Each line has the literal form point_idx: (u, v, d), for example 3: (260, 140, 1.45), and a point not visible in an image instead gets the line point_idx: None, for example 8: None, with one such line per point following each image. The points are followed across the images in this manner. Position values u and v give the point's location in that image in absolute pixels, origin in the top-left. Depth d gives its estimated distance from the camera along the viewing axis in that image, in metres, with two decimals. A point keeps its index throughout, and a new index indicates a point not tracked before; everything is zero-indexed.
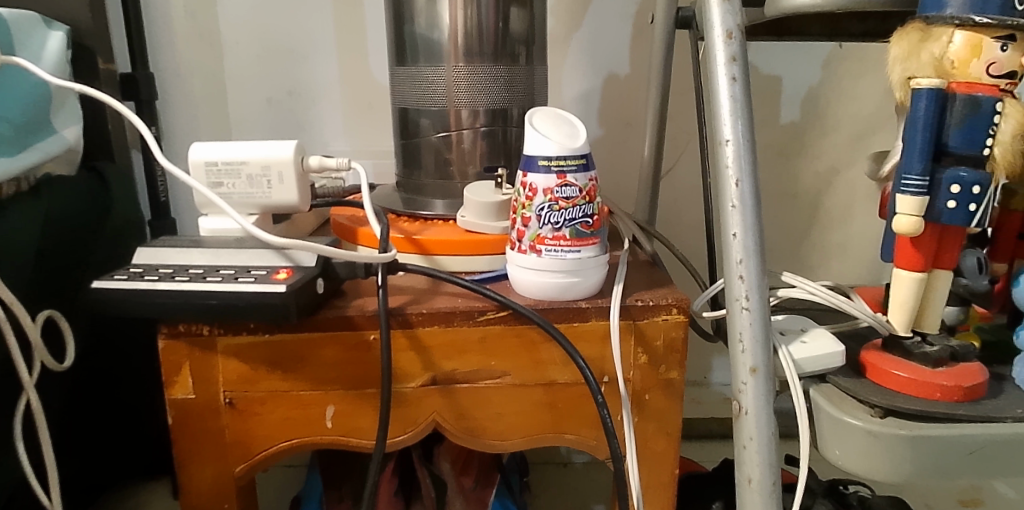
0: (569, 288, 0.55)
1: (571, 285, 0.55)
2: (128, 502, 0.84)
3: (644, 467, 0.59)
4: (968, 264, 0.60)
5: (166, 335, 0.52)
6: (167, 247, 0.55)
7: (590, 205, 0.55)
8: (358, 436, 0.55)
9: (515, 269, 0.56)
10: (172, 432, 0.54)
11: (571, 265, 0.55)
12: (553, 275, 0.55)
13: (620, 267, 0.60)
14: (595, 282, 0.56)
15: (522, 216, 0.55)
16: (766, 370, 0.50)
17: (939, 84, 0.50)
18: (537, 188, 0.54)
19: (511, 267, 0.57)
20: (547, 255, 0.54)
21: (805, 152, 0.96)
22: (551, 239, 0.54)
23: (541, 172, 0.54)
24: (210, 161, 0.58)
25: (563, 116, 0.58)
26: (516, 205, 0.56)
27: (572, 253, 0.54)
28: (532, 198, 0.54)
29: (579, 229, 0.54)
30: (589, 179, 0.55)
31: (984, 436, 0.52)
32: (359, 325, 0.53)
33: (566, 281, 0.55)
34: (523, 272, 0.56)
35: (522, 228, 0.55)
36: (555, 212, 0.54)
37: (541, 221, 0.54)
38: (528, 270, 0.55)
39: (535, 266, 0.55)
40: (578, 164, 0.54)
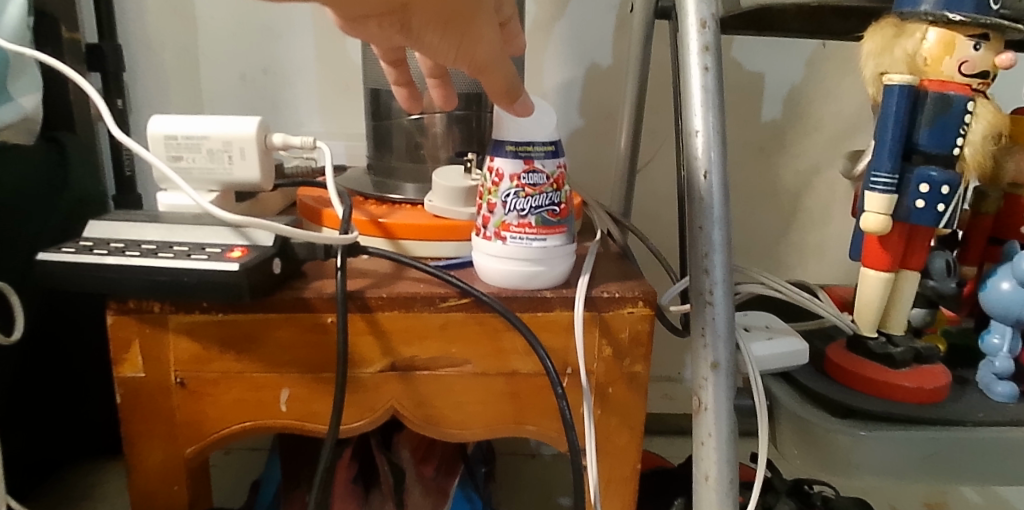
0: (534, 277, 0.54)
1: (535, 274, 0.54)
2: (83, 481, 0.83)
3: (604, 460, 0.59)
4: (936, 266, 0.61)
5: (115, 311, 0.51)
6: (123, 222, 0.54)
7: (557, 192, 0.53)
8: (312, 421, 0.54)
9: (480, 256, 0.55)
10: (121, 411, 0.53)
11: (537, 253, 0.53)
12: (517, 263, 0.54)
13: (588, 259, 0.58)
14: (562, 272, 0.55)
15: (487, 202, 0.54)
16: (728, 366, 0.49)
17: (911, 81, 0.49)
18: (504, 173, 0.53)
19: (477, 254, 0.56)
20: (512, 242, 0.53)
21: (785, 151, 0.95)
22: (517, 227, 0.53)
23: (509, 157, 0.53)
24: (169, 134, 0.57)
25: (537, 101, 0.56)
26: (483, 190, 0.55)
27: (538, 241, 0.53)
28: (498, 184, 0.53)
29: (546, 217, 0.53)
30: (558, 167, 0.54)
31: (944, 439, 0.51)
32: (317, 307, 0.52)
33: (531, 271, 0.54)
34: (488, 259, 0.55)
35: (488, 214, 0.54)
36: (521, 199, 0.53)
37: (506, 208, 0.53)
38: (493, 257, 0.54)
39: (500, 253, 0.54)
40: (547, 150, 0.53)
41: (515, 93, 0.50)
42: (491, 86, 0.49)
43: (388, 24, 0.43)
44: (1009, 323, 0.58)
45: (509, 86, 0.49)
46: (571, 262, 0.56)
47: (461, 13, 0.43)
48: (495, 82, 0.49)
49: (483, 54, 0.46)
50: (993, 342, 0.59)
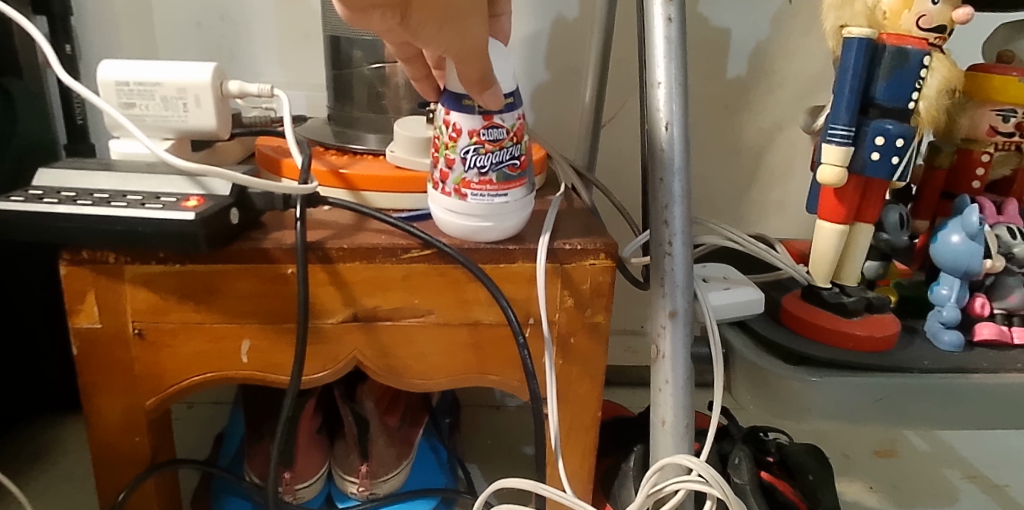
0: (491, 232, 0.54)
1: (491, 229, 0.53)
2: (43, 436, 0.82)
3: (565, 409, 0.60)
4: (890, 219, 0.63)
5: (69, 261, 0.49)
6: (73, 170, 0.52)
7: (517, 145, 0.52)
8: (275, 372, 0.54)
9: (439, 210, 0.53)
10: (78, 362, 0.52)
11: (496, 209, 0.52)
12: (477, 220, 0.53)
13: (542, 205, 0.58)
14: (520, 222, 0.55)
15: (445, 157, 0.52)
16: (685, 315, 0.50)
17: (869, 33, 0.49)
18: (462, 128, 0.50)
19: (435, 208, 0.54)
20: (473, 200, 0.52)
21: (749, 107, 0.96)
22: (477, 185, 0.51)
23: (469, 113, 0.50)
24: (121, 80, 0.55)
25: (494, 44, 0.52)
26: (440, 143, 0.52)
27: (501, 197, 0.52)
28: (457, 139, 0.51)
29: (507, 172, 0.52)
30: (516, 119, 0.52)
31: (890, 384, 0.54)
32: (277, 258, 0.51)
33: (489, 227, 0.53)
34: (448, 215, 0.53)
35: (446, 169, 0.52)
36: (482, 155, 0.51)
37: (466, 164, 0.51)
38: (452, 212, 0.53)
39: (460, 209, 0.52)
40: (507, 102, 0.50)
41: (489, 81, 0.48)
42: (465, 72, 0.47)
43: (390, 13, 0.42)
44: (957, 276, 0.60)
45: (484, 74, 0.47)
46: (528, 211, 0.55)
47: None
48: (470, 67, 0.46)
49: (462, 43, 0.44)
50: (941, 293, 0.61)
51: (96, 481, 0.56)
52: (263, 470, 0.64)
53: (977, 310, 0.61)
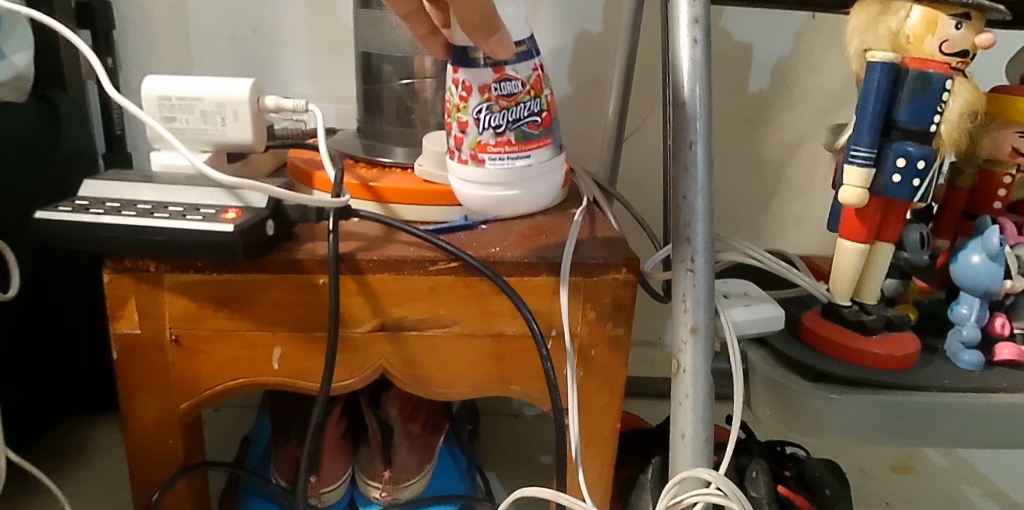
0: (511, 198, 0.57)
1: (512, 193, 0.57)
2: (76, 436, 0.84)
3: (586, 420, 0.61)
4: (910, 238, 0.63)
5: (111, 269, 0.52)
6: (116, 181, 0.55)
7: (535, 100, 0.55)
8: (304, 378, 0.56)
9: (457, 180, 0.57)
10: (117, 366, 0.54)
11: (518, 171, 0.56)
12: (496, 184, 0.56)
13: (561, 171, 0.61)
14: (540, 188, 0.58)
15: (460, 121, 0.55)
16: (706, 331, 0.51)
17: (892, 58, 0.50)
18: (473, 87, 0.54)
19: (454, 180, 0.58)
20: (491, 164, 0.55)
21: (771, 121, 0.97)
22: (495, 146, 0.54)
23: (478, 68, 0.54)
24: (164, 95, 0.57)
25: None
26: (452, 108, 0.56)
27: (522, 159, 0.55)
28: (469, 100, 0.54)
29: (526, 130, 0.55)
30: (531, 70, 0.55)
31: (908, 403, 0.54)
32: (309, 269, 0.53)
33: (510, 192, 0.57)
34: (466, 184, 0.57)
35: (461, 134, 0.55)
36: (495, 113, 0.54)
37: (480, 125, 0.54)
38: (472, 179, 0.56)
39: (479, 174, 0.56)
40: (518, 53, 0.54)
41: (493, 28, 0.49)
42: (468, 17, 0.47)
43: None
44: (977, 295, 0.61)
45: (486, 19, 0.48)
46: (548, 178, 0.59)
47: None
48: (470, 11, 0.47)
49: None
50: (962, 312, 0.61)
51: (130, 481, 0.58)
52: (290, 473, 0.66)
53: (997, 329, 0.62)
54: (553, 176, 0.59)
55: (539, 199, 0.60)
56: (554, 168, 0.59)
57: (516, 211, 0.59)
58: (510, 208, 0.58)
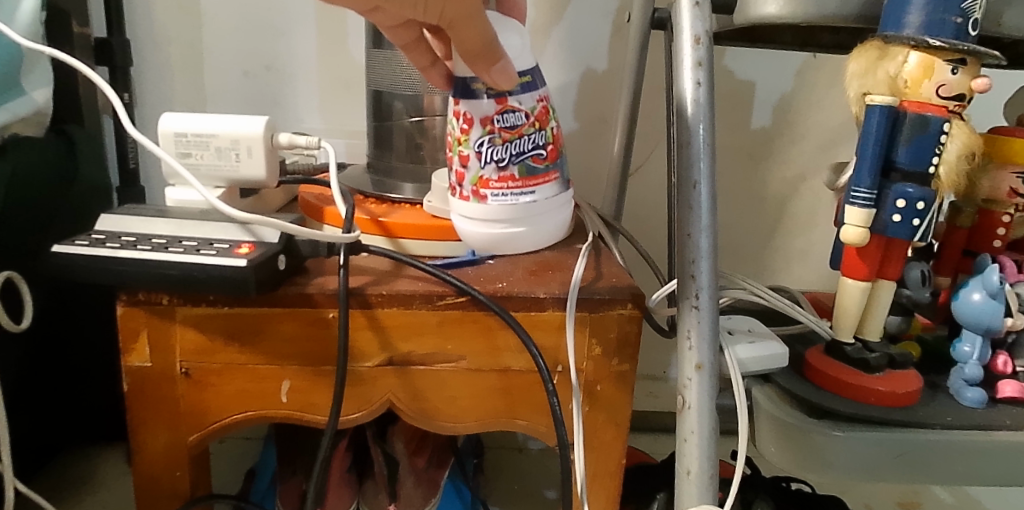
0: (516, 234, 0.58)
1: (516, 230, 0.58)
2: (82, 466, 0.85)
3: (591, 455, 0.61)
4: (911, 276, 0.64)
5: (125, 302, 0.52)
6: (132, 216, 0.56)
7: (539, 133, 0.57)
8: (312, 412, 0.56)
9: (459, 216, 0.58)
10: (127, 398, 0.55)
11: (523, 207, 0.57)
12: (499, 221, 0.57)
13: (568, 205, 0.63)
14: (546, 224, 0.60)
15: (462, 155, 0.57)
16: (712, 368, 0.51)
17: (891, 101, 0.52)
18: (476, 119, 0.56)
19: (456, 216, 0.59)
20: (494, 200, 0.56)
21: (773, 158, 0.98)
22: (498, 182, 0.56)
23: (480, 99, 0.55)
24: (179, 132, 0.59)
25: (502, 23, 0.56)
26: (455, 141, 0.57)
27: (526, 195, 0.57)
28: (471, 132, 0.56)
29: (529, 164, 0.57)
30: (536, 102, 0.57)
31: (911, 440, 0.55)
32: (319, 303, 0.54)
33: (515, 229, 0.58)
34: (469, 220, 0.58)
35: (463, 169, 0.57)
36: (498, 146, 0.56)
37: (482, 159, 0.56)
38: (475, 215, 0.57)
39: (482, 210, 0.57)
40: (522, 84, 0.56)
41: (494, 56, 0.52)
42: (469, 44, 0.51)
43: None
44: (979, 333, 0.61)
45: (486, 46, 0.51)
46: (554, 215, 0.60)
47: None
48: (469, 38, 0.51)
49: (455, 9, 0.48)
50: (964, 350, 0.62)
51: None
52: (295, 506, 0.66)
53: (999, 368, 0.62)
54: (560, 212, 0.61)
55: (545, 235, 0.61)
56: (561, 204, 0.60)
57: (522, 247, 0.61)
58: (515, 246, 0.60)
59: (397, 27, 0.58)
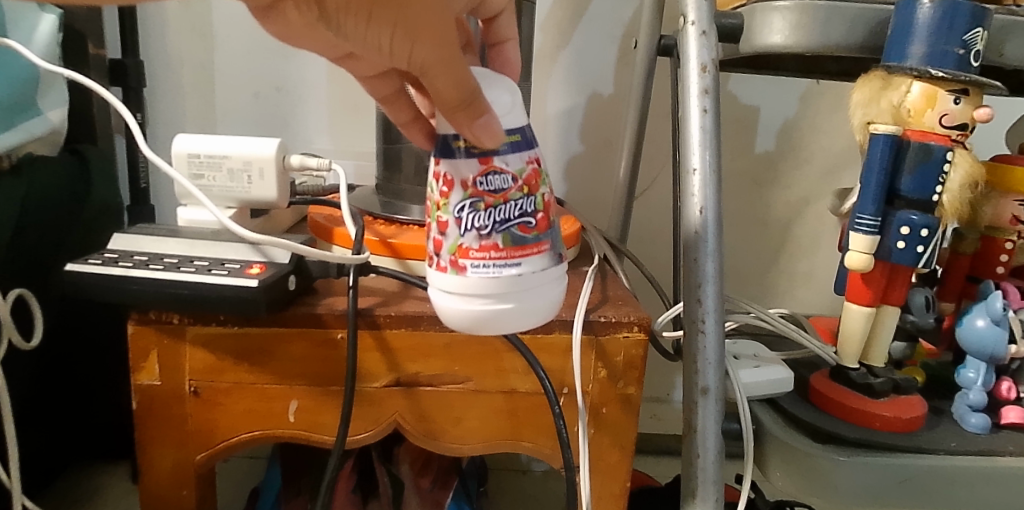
0: (502, 315, 0.42)
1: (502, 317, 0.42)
2: (88, 484, 0.85)
3: (597, 479, 0.61)
4: (916, 301, 0.64)
5: (137, 321, 0.53)
6: (145, 236, 0.57)
7: (529, 198, 0.43)
8: (319, 432, 0.57)
9: (435, 295, 0.44)
10: (136, 416, 0.55)
11: (509, 285, 0.42)
12: (481, 302, 0.42)
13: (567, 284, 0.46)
14: (543, 303, 0.43)
15: (438, 221, 0.44)
16: (717, 391, 0.50)
17: (894, 131, 0.53)
18: (454, 180, 0.43)
19: (433, 294, 0.45)
20: (473, 273, 0.42)
21: (777, 182, 0.99)
22: (479, 251, 0.42)
23: (460, 159, 0.42)
24: (192, 153, 0.60)
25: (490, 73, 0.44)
26: (431, 206, 0.44)
27: (513, 267, 0.42)
28: (449, 195, 0.43)
29: (517, 233, 0.42)
30: (526, 162, 0.43)
31: (916, 464, 0.55)
32: (328, 323, 0.54)
33: (503, 308, 0.42)
34: (445, 298, 0.43)
35: (440, 237, 0.43)
36: (480, 212, 0.42)
37: (461, 226, 0.42)
38: (451, 294, 0.43)
39: (458, 287, 0.42)
40: (508, 141, 0.42)
41: (478, 110, 0.41)
42: (443, 97, 0.41)
43: (304, 5, 0.40)
44: (983, 359, 0.62)
45: (467, 92, 0.40)
46: (552, 295, 0.44)
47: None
48: (446, 87, 0.41)
49: (424, 51, 0.41)
50: (968, 376, 0.62)
51: None
52: None
53: (1004, 394, 0.62)
54: (558, 292, 0.44)
55: (544, 318, 0.44)
56: (558, 283, 0.44)
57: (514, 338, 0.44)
58: (502, 332, 0.43)
59: (375, 78, 0.53)
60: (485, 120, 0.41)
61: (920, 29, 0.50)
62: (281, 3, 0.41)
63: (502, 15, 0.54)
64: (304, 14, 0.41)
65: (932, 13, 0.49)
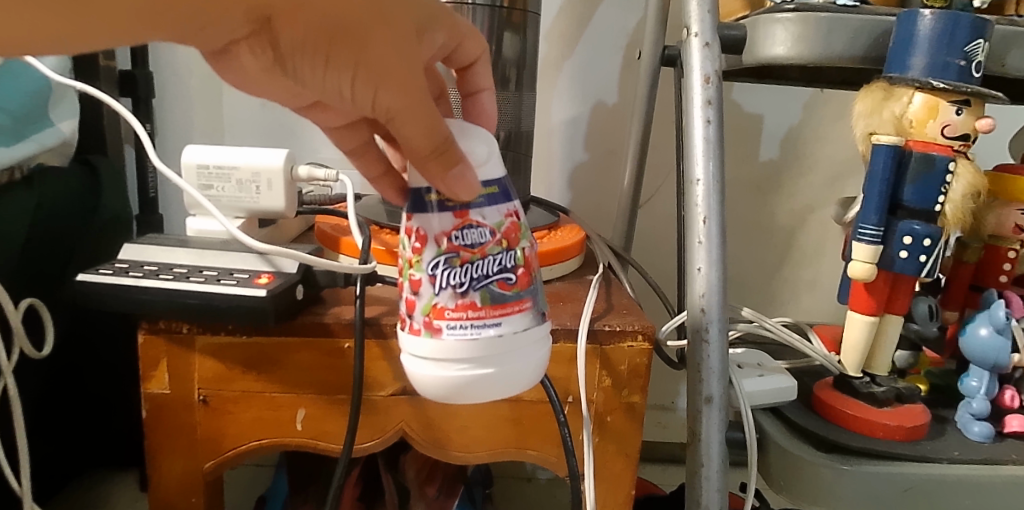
0: (480, 380, 0.41)
1: (481, 381, 0.41)
2: (96, 492, 0.85)
3: (601, 487, 0.61)
4: (919, 310, 0.65)
5: (147, 330, 0.54)
6: (154, 246, 0.57)
7: (508, 252, 0.43)
8: (325, 440, 0.57)
9: (409, 360, 0.43)
10: (146, 425, 0.56)
11: (486, 346, 0.41)
12: (458, 366, 0.41)
13: (550, 345, 0.46)
14: (524, 366, 0.43)
15: (412, 279, 0.44)
16: (720, 400, 0.51)
17: (896, 141, 0.53)
18: (428, 236, 0.43)
19: (406, 358, 0.44)
20: (450, 335, 0.41)
21: (781, 190, 0.99)
22: (455, 311, 0.42)
23: (433, 213, 0.43)
24: (202, 164, 0.61)
25: (467, 126, 0.44)
26: (405, 263, 0.44)
27: (492, 327, 0.42)
28: (423, 251, 0.43)
29: (495, 290, 0.42)
30: (504, 216, 0.43)
31: (920, 473, 0.55)
32: (335, 332, 0.54)
33: (483, 372, 0.41)
34: (419, 362, 0.43)
35: (414, 296, 0.43)
36: (456, 268, 0.42)
37: (436, 284, 0.42)
38: (427, 359, 0.42)
39: (434, 350, 0.42)
40: (485, 194, 0.43)
41: (453, 159, 0.41)
42: (417, 147, 0.42)
43: (260, 49, 0.44)
44: (986, 368, 0.62)
45: (438, 142, 0.41)
46: (535, 357, 0.43)
47: (352, 37, 0.42)
48: (418, 137, 0.42)
49: (389, 97, 0.43)
50: (972, 384, 0.62)
51: None
52: None
53: (1007, 402, 0.62)
54: (541, 353, 0.44)
55: (526, 382, 0.43)
56: (541, 344, 0.44)
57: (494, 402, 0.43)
58: (479, 399, 0.42)
59: (344, 129, 0.53)
60: (459, 169, 0.41)
61: (922, 41, 0.51)
62: (234, 47, 0.44)
63: (478, 64, 0.54)
64: (259, 59, 0.44)
65: (933, 25, 0.50)
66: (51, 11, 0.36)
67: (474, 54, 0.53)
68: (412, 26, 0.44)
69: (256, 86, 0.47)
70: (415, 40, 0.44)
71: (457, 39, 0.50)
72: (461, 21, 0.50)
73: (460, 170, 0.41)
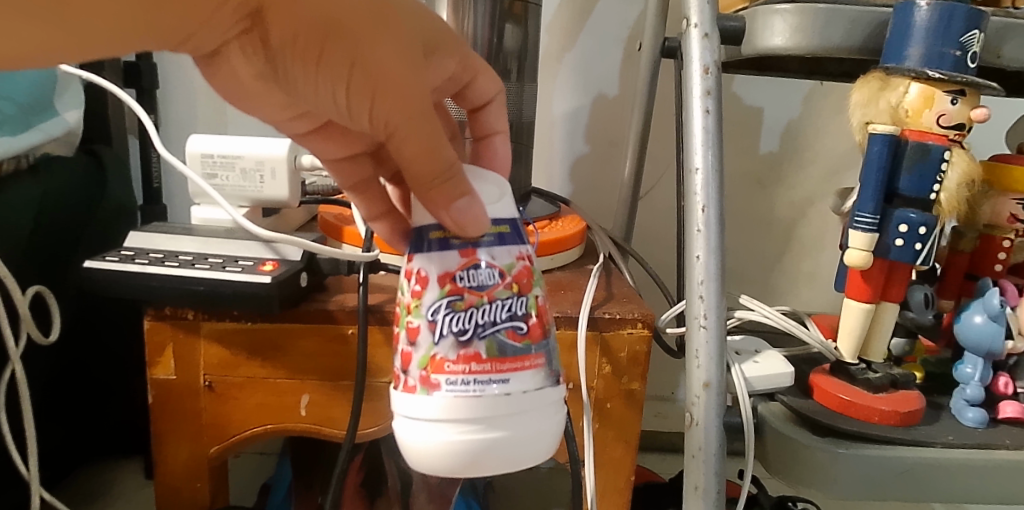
0: (482, 442, 0.40)
1: (484, 444, 0.40)
2: (101, 479, 0.87)
3: (601, 472, 0.62)
4: (915, 299, 0.65)
5: (153, 317, 0.54)
6: (159, 233, 0.58)
7: (519, 298, 0.43)
8: (330, 426, 0.58)
9: (407, 422, 0.42)
10: (152, 410, 0.57)
11: (489, 406, 0.40)
12: (459, 427, 0.40)
13: (562, 409, 0.44)
14: (529, 434, 0.41)
15: (410, 326, 0.43)
16: (719, 386, 0.51)
17: (892, 130, 0.54)
18: (430, 278, 0.42)
19: (399, 421, 0.43)
20: (450, 391, 0.41)
21: (781, 182, 1.00)
22: (456, 363, 0.41)
23: (440, 253, 0.42)
24: (206, 153, 0.62)
25: (481, 173, 0.45)
26: (403, 309, 0.44)
27: (498, 383, 0.41)
28: (423, 295, 0.42)
29: (503, 339, 0.41)
30: (515, 258, 0.43)
31: (914, 457, 0.56)
32: (339, 319, 0.55)
33: (484, 435, 0.40)
34: (417, 424, 0.42)
35: (411, 347, 0.43)
36: (459, 313, 0.42)
37: (435, 331, 0.42)
38: (426, 421, 0.41)
39: (433, 410, 0.41)
40: (493, 236, 0.43)
41: (456, 192, 0.42)
42: (420, 172, 0.43)
43: (251, 51, 0.44)
44: (980, 355, 0.63)
45: (444, 174, 0.43)
46: (543, 419, 0.42)
47: (349, 41, 0.43)
48: (422, 164, 0.43)
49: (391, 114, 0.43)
50: (966, 371, 0.63)
51: None
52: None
53: (1000, 388, 0.64)
54: (551, 416, 0.42)
55: (528, 457, 0.42)
56: (551, 405, 0.43)
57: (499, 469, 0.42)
58: (477, 470, 0.41)
59: (344, 161, 0.53)
60: (463, 201, 0.42)
61: (919, 31, 0.51)
62: (225, 49, 0.43)
63: (492, 106, 0.55)
64: (252, 63, 0.44)
65: (929, 16, 0.50)
66: (41, 20, 0.36)
67: (485, 93, 0.55)
68: (417, 46, 0.46)
69: (249, 100, 0.47)
70: (422, 63, 0.46)
71: (469, 72, 0.53)
72: (474, 54, 0.52)
73: (462, 196, 0.42)
